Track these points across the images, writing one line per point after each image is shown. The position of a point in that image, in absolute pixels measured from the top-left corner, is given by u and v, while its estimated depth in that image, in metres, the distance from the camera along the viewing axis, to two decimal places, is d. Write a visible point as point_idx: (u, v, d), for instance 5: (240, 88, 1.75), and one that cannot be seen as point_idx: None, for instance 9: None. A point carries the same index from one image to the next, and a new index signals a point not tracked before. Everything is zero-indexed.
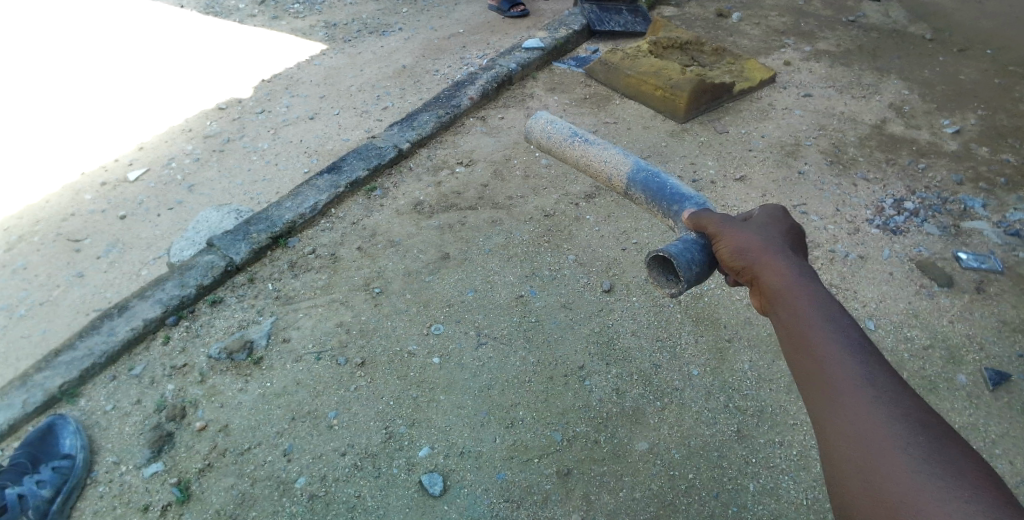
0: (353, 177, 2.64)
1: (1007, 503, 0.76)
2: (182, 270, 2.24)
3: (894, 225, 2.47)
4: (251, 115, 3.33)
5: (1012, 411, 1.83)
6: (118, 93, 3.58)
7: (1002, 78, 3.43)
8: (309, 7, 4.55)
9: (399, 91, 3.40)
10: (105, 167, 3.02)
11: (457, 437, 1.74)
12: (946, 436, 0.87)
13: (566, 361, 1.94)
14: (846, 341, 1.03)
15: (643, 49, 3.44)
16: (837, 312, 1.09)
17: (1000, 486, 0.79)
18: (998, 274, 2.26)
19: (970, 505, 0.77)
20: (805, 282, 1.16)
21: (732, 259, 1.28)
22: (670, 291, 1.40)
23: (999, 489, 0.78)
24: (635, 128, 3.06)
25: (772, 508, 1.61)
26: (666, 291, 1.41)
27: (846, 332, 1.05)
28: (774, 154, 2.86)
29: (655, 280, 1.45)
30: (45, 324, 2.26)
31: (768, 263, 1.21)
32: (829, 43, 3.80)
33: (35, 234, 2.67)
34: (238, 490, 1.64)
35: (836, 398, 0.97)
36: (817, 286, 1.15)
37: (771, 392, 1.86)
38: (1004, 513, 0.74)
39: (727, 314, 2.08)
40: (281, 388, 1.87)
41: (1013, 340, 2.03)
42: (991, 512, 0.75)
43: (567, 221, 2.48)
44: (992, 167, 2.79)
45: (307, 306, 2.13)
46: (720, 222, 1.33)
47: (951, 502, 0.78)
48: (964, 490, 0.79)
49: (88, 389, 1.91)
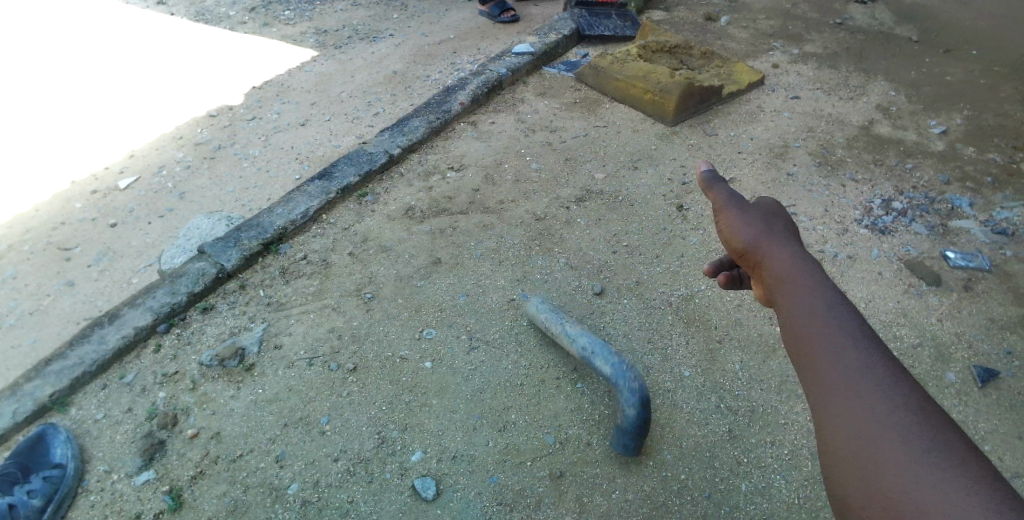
0: (344, 183, 2.65)
1: (1010, 499, 0.71)
2: (173, 278, 2.23)
3: (882, 225, 2.50)
4: (241, 122, 3.34)
5: (999, 408, 1.85)
6: (108, 101, 3.56)
7: (986, 78, 3.48)
8: (299, 14, 4.56)
9: (390, 97, 3.41)
10: (94, 176, 3.01)
11: (450, 442, 1.75)
12: (950, 429, 0.82)
13: (558, 364, 1.95)
14: (846, 328, 0.99)
15: (631, 54, 3.46)
16: (839, 298, 1.04)
17: (1001, 482, 0.74)
18: (985, 272, 2.29)
19: (973, 500, 0.72)
20: (806, 268, 1.12)
21: (732, 242, 1.24)
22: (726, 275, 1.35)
23: (1001, 484, 0.73)
24: (624, 131, 3.07)
25: (764, 507, 1.62)
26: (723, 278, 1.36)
27: (847, 319, 1.00)
28: (763, 156, 2.89)
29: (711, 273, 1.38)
30: (35, 334, 2.25)
31: (768, 248, 1.18)
32: (816, 45, 3.84)
33: (25, 243, 2.66)
34: (230, 498, 1.64)
35: (834, 388, 0.93)
36: (817, 271, 1.10)
37: (762, 392, 1.87)
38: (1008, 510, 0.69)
39: (717, 315, 2.10)
40: (273, 395, 1.87)
41: (1000, 337, 2.05)
42: (996, 508, 0.70)
43: (558, 225, 2.49)
44: (978, 166, 2.82)
45: (298, 313, 2.13)
46: (723, 203, 1.28)
47: (954, 496, 0.73)
48: (966, 485, 0.74)
49: (78, 398, 1.90)
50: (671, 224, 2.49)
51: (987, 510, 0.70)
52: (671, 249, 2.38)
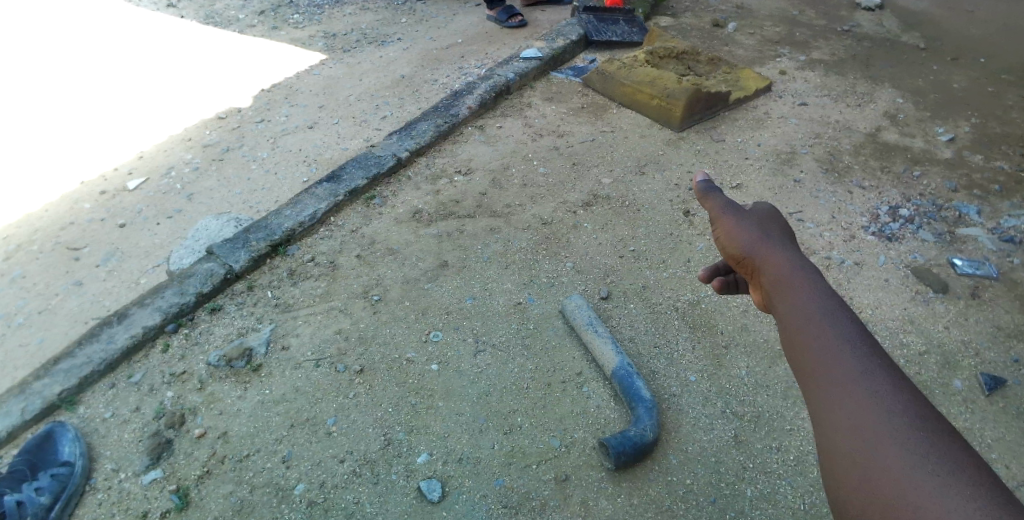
0: (352, 186, 2.66)
1: (1008, 503, 0.71)
2: (181, 278, 2.24)
3: (889, 232, 2.49)
4: (250, 124, 3.36)
5: (1007, 416, 1.84)
6: (117, 103, 3.59)
7: (994, 86, 3.47)
8: (308, 18, 4.58)
9: (397, 101, 3.43)
10: (103, 177, 3.03)
11: (455, 444, 1.75)
12: (946, 431, 0.82)
13: (565, 368, 1.95)
14: (845, 332, 0.98)
15: (639, 59, 3.48)
16: (836, 301, 1.04)
17: (999, 486, 0.74)
18: (993, 279, 2.28)
19: (971, 503, 0.72)
20: (804, 273, 1.11)
21: (729, 248, 1.23)
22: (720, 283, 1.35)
23: (1000, 488, 0.73)
24: (631, 137, 3.08)
25: (770, 513, 1.61)
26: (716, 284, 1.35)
27: (845, 323, 1.00)
28: (770, 162, 2.89)
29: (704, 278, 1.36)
30: (43, 333, 2.27)
31: (766, 253, 1.17)
32: (823, 52, 3.85)
33: (35, 243, 2.68)
34: (237, 497, 1.64)
35: (833, 390, 0.92)
36: (815, 275, 1.10)
37: (769, 398, 1.87)
38: (1006, 513, 0.69)
39: (724, 321, 2.10)
40: (280, 395, 1.88)
41: (1008, 345, 2.04)
42: (994, 510, 0.70)
43: (565, 229, 2.49)
44: (986, 174, 2.81)
45: (306, 314, 2.13)
46: (719, 210, 1.28)
47: (952, 499, 0.73)
48: (964, 487, 0.74)
49: (87, 397, 1.91)
50: (678, 229, 2.49)
51: (984, 512, 0.70)
52: (677, 253, 2.38)
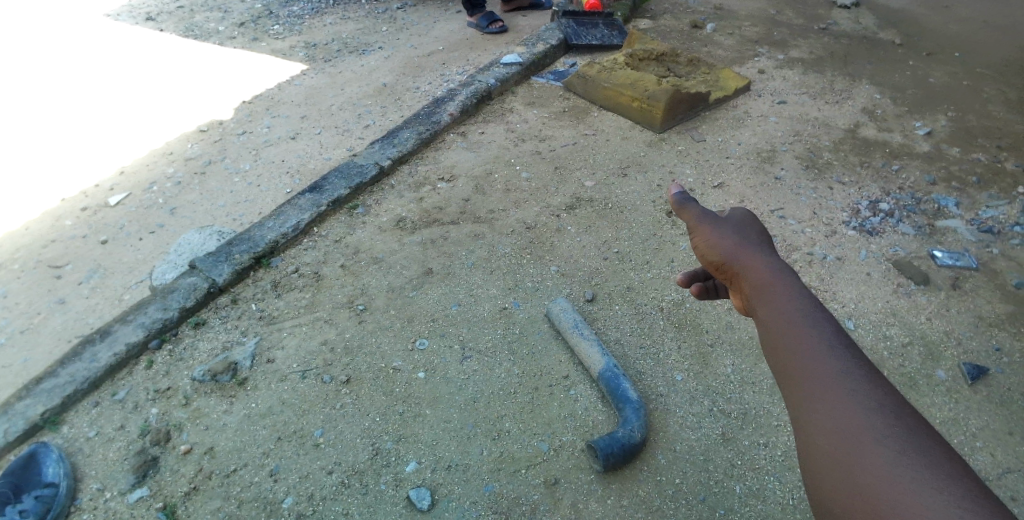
0: (335, 195, 2.65)
1: (981, 496, 0.73)
2: (164, 293, 2.23)
3: (870, 226, 2.52)
4: (232, 136, 3.34)
5: (990, 405, 1.87)
6: (96, 119, 3.55)
7: (970, 80, 3.53)
8: (288, 28, 4.58)
9: (380, 110, 3.43)
10: (85, 193, 3.01)
11: (444, 452, 1.75)
12: (922, 428, 0.83)
13: (551, 371, 1.96)
14: (823, 333, 1.00)
15: (618, 62, 3.50)
16: (814, 303, 1.05)
17: (974, 479, 0.75)
18: (973, 270, 2.31)
19: (946, 497, 0.73)
20: (783, 276, 1.12)
21: (707, 254, 1.23)
22: (696, 289, 1.33)
23: (974, 482, 0.75)
24: (613, 139, 3.09)
25: (759, 509, 1.62)
26: (693, 289, 1.33)
27: (823, 323, 1.01)
28: (751, 160, 2.92)
29: (684, 284, 1.35)
30: (26, 353, 2.23)
31: (744, 258, 1.17)
32: (801, 50, 3.89)
33: (15, 262, 2.65)
34: (224, 513, 1.63)
35: (814, 393, 0.93)
36: (794, 279, 1.11)
37: (754, 395, 1.88)
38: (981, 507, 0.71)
39: (708, 320, 2.11)
40: (266, 408, 1.87)
41: (989, 334, 2.07)
42: (971, 506, 0.71)
43: (549, 233, 2.51)
44: (963, 166, 2.86)
45: (290, 326, 2.13)
46: (696, 218, 1.28)
47: (928, 493, 0.74)
48: (940, 483, 0.75)
49: (70, 416, 1.89)
50: (661, 229, 2.51)
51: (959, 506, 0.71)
52: (661, 254, 2.40)
